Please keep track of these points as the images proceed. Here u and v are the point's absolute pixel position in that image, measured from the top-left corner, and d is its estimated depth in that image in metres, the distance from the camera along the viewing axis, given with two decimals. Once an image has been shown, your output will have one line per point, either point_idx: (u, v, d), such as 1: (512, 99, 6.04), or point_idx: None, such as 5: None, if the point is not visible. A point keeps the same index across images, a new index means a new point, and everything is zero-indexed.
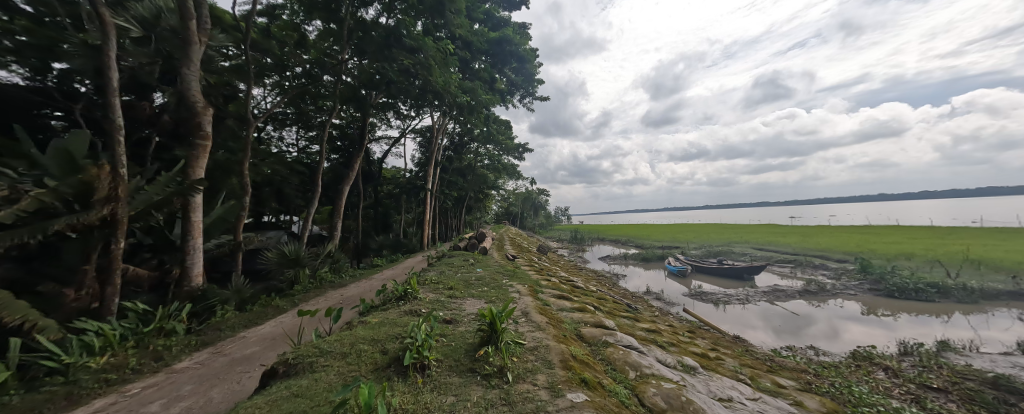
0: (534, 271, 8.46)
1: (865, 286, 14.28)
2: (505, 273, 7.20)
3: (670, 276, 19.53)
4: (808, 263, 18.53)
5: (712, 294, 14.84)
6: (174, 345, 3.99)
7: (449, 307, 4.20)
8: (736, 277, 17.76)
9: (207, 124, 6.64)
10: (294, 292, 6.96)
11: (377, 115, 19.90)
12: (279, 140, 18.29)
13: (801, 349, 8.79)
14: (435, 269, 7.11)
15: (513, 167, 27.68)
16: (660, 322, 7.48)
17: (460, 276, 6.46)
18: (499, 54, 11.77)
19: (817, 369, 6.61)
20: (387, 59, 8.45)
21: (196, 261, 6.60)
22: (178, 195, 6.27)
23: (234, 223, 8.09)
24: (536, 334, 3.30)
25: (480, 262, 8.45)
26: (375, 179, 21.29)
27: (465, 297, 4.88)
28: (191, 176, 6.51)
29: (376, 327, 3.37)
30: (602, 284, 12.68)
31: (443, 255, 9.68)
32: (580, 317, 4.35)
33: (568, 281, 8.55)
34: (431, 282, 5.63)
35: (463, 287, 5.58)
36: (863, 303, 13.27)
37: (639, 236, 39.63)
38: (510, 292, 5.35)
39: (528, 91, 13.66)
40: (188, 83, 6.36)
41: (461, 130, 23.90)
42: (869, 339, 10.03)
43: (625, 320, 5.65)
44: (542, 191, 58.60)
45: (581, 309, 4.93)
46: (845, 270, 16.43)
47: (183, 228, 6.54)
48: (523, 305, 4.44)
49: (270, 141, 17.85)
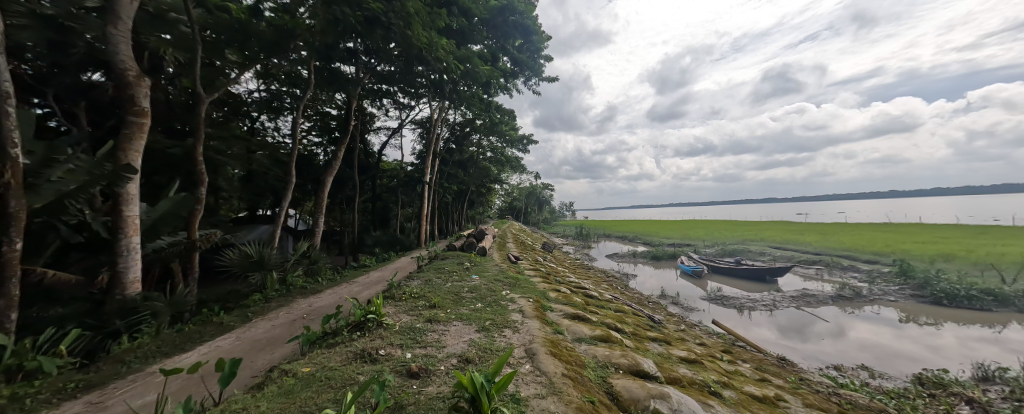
0: (539, 277, 7.25)
1: (906, 292, 12.88)
2: (504, 282, 5.98)
3: (684, 277, 18.19)
4: (836, 265, 17.10)
5: (734, 298, 13.37)
6: (32, 394, 2.80)
7: (422, 343, 3.01)
8: (757, 279, 16.38)
9: (142, 97, 5.43)
10: (247, 304, 5.72)
11: (374, 103, 18.75)
12: (274, 130, 17.02)
13: (851, 370, 7.51)
14: (420, 278, 5.83)
15: (517, 160, 26.32)
16: (691, 342, 6.33)
17: (449, 286, 5.24)
18: (501, 26, 10.38)
19: (897, 408, 5.31)
20: (348, 3, 6.39)
21: (133, 264, 5.45)
22: (103, 183, 5.08)
23: (188, 219, 6.94)
24: (547, 406, 2.08)
25: (477, 267, 7.24)
26: (372, 171, 20.17)
27: (449, 321, 3.68)
28: (123, 160, 5.27)
29: (297, 388, 2.15)
30: (613, 288, 11.45)
31: (436, 257, 8.40)
32: (606, 357, 3.17)
33: (578, 289, 7.34)
34: (410, 297, 4.42)
35: (450, 303, 4.38)
36: (904, 310, 11.95)
37: (647, 233, 38.15)
38: (510, 313, 4.14)
39: (534, 74, 12.34)
40: (115, 46, 5.15)
41: (462, 120, 22.53)
42: (885, 340, 9.62)
43: (657, 349, 4.46)
44: (546, 185, 57.32)
45: (605, 340, 3.76)
46: (880, 273, 14.99)
47: (113, 224, 5.36)
48: (528, 339, 3.26)
49: (264, 131, 16.55)
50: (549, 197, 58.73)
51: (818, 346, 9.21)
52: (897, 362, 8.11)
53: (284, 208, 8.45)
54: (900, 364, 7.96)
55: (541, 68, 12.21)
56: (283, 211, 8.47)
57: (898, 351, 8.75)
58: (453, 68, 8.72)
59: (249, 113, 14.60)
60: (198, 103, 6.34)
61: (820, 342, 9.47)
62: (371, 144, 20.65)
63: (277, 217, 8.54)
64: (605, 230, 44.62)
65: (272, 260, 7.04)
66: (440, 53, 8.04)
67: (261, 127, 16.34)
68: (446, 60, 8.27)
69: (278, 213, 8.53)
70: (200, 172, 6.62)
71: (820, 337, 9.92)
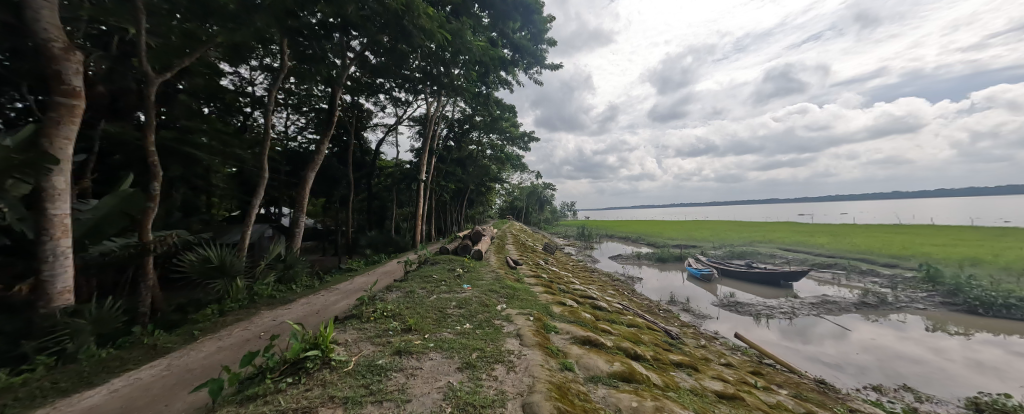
0: (541, 285, 6.39)
1: (936, 300, 11.93)
2: (500, 293, 5.14)
3: (692, 281, 17.28)
4: (854, 268, 16.21)
5: (749, 304, 12.47)
6: None
7: (379, 394, 2.16)
8: (771, 284, 15.44)
9: (72, 75, 4.59)
10: (195, 319, 4.84)
11: (370, 98, 17.98)
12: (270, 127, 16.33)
13: (894, 391, 6.64)
14: (401, 289, 4.95)
15: (518, 158, 25.45)
16: (716, 363, 5.48)
17: (433, 300, 4.39)
18: (501, 5, 9.48)
19: None
20: None
21: (63, 272, 4.61)
22: (17, 175, 4.24)
23: (137, 219, 6.12)
24: None
25: (469, 273, 6.40)
26: (367, 169, 19.46)
27: (426, 354, 2.85)
28: (44, 146, 4.45)
29: None
30: (620, 294, 10.60)
31: (425, 261, 7.53)
32: (634, 412, 2.32)
33: (585, 299, 6.49)
34: (381, 316, 3.57)
35: (432, 324, 3.57)
36: (934, 318, 11.04)
37: (651, 233, 37.34)
38: (505, 339, 3.29)
39: (533, 60, 11.58)
40: (36, 14, 4.35)
41: (461, 116, 21.69)
42: (891, 342, 9.45)
43: (687, 383, 3.61)
44: (547, 184, 56.45)
45: (628, 379, 2.91)
46: (903, 278, 14.07)
47: (35, 225, 4.51)
48: (527, 386, 2.40)
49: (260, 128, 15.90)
50: (550, 198, 57.95)
51: (840, 354, 8.60)
52: (897, 363, 8.13)
53: (255, 206, 7.55)
54: (901, 366, 7.94)
55: (541, 54, 11.49)
56: (254, 209, 7.57)
57: (936, 367, 7.93)
58: (442, 40, 7.74)
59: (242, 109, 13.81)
60: (148, 86, 5.54)
61: (823, 343, 9.37)
62: (368, 141, 20.04)
63: (247, 216, 7.63)
64: (607, 231, 43.82)
65: (236, 264, 6.18)
66: (424, 21, 6.98)
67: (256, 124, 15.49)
68: (432, 28, 7.20)
69: (248, 212, 7.62)
70: (154, 164, 5.78)
71: (846, 347, 9.13)
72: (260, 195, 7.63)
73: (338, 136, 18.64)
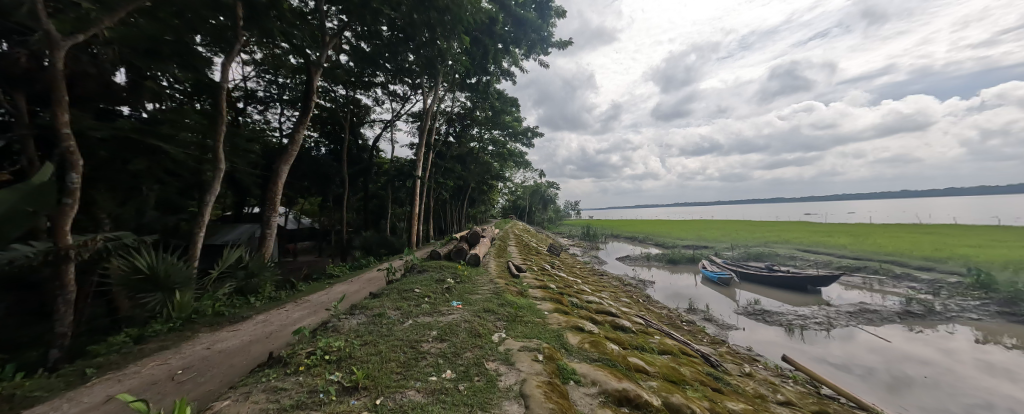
0: (551, 300, 5.21)
1: (992, 309, 10.59)
2: (498, 315, 3.95)
3: (708, 285, 15.98)
4: (886, 272, 14.91)
5: (778, 313, 11.24)
6: None
7: None
8: (797, 289, 14.14)
9: None
10: (98, 350, 3.67)
11: (367, 92, 16.97)
12: (267, 123, 15.50)
13: None
14: (367, 312, 3.77)
15: (521, 155, 24.18)
16: (773, 403, 4.32)
17: (402, 330, 3.22)
18: None
19: None
20: None
21: None
22: None
23: (48, 216, 4.86)
24: None
25: (464, 285, 5.28)
26: (363, 166, 18.39)
27: None
28: None
29: None
30: (638, 305, 9.40)
31: (411, 269, 6.38)
32: None
33: (604, 317, 5.30)
34: (316, 360, 2.44)
35: (394, 374, 2.40)
36: (992, 330, 9.73)
37: (660, 233, 36.01)
38: (501, 406, 2.13)
39: (539, 35, 11.01)
40: None
41: (461, 111, 20.49)
42: (909, 346, 8.92)
43: None
44: (551, 183, 55.29)
45: None
46: (949, 284, 12.68)
47: None
48: None
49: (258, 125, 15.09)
50: (554, 197, 56.90)
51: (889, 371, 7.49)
52: (905, 363, 8.02)
53: (209, 203, 6.34)
54: (908, 367, 7.82)
55: (548, 28, 11.02)
56: (208, 205, 6.34)
57: (1011, 393, 6.71)
58: None
59: (229, 102, 12.88)
60: (53, 51, 4.36)
61: (829, 345, 9.06)
62: (365, 137, 19.00)
63: (200, 213, 6.45)
64: (614, 230, 42.44)
65: (175, 271, 5.04)
66: None
67: (252, 121, 14.68)
68: None
69: (201, 210, 6.41)
70: (71, 151, 4.70)
71: (891, 362, 8.02)
72: (216, 189, 6.41)
73: (332, 132, 17.60)
